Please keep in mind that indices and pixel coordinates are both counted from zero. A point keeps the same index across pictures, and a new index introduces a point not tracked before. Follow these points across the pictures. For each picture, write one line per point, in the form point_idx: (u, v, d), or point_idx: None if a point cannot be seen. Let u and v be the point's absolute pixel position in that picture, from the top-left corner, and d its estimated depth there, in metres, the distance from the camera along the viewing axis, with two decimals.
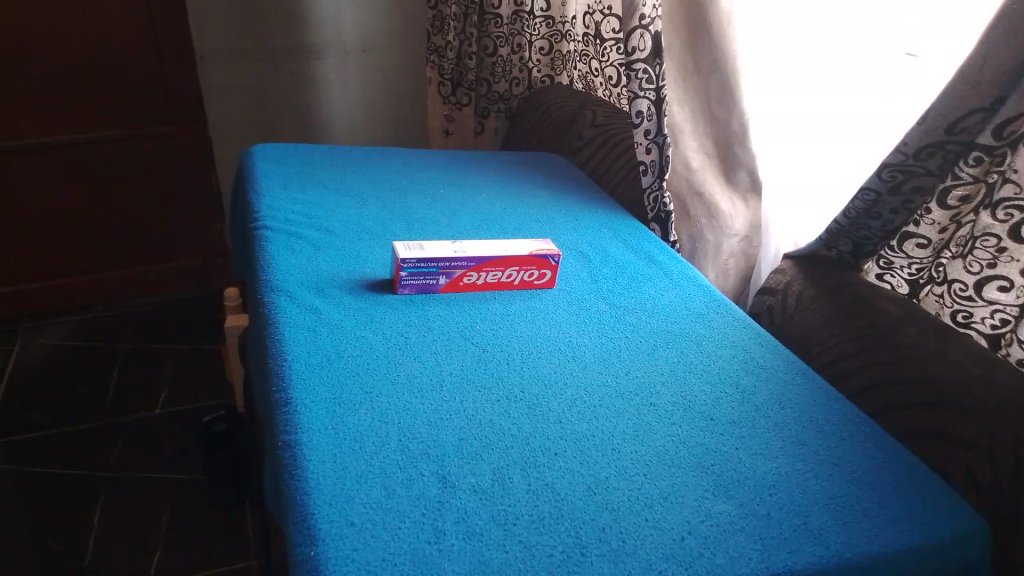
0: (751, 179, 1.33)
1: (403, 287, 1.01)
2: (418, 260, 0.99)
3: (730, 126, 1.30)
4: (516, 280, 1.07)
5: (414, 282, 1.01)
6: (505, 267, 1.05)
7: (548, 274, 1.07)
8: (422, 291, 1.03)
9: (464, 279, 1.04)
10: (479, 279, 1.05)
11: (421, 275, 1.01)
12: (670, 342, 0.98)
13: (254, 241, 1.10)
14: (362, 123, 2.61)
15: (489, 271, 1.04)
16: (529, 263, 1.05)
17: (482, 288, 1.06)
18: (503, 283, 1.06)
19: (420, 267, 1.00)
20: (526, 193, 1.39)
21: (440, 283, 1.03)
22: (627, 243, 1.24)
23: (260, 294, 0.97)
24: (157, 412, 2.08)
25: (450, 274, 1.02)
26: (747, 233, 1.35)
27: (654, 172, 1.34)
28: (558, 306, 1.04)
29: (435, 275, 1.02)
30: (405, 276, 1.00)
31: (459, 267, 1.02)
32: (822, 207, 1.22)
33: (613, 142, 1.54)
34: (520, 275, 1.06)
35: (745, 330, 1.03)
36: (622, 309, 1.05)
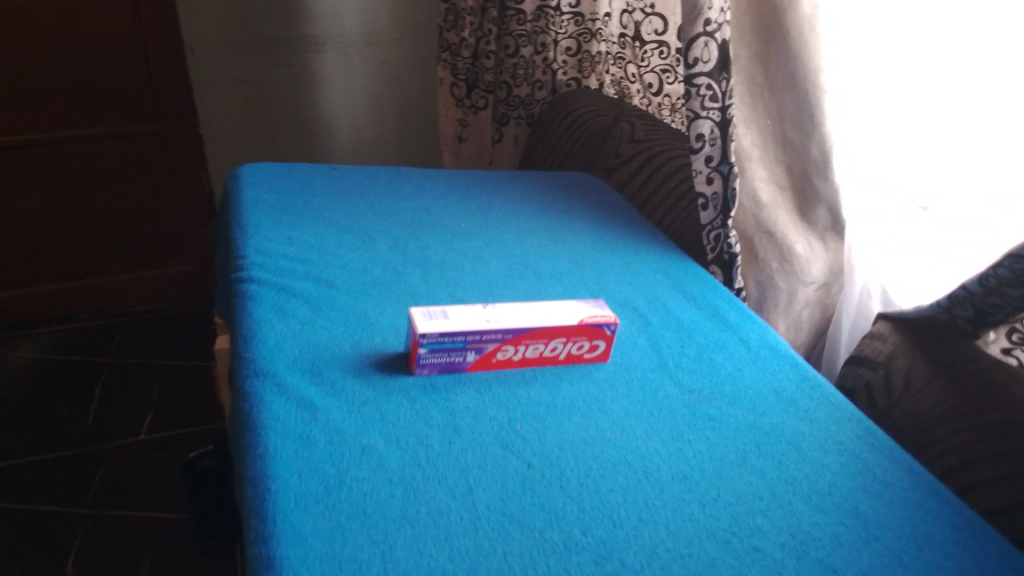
0: (831, 218, 1.12)
1: (421, 367, 0.80)
2: (441, 334, 0.78)
3: (807, 151, 1.09)
4: (562, 353, 0.85)
5: (435, 361, 0.80)
6: (549, 339, 0.83)
7: (602, 345, 0.86)
8: (446, 371, 0.81)
9: (498, 355, 0.82)
10: (518, 354, 0.83)
11: (444, 352, 0.79)
12: (761, 449, 0.78)
13: (236, 299, 0.89)
14: (365, 116, 2.37)
15: (530, 344, 0.83)
16: (579, 333, 0.84)
17: (520, 365, 0.84)
18: (546, 358, 0.85)
19: (443, 343, 0.79)
20: (564, 226, 1.18)
21: (468, 360, 0.81)
22: (689, 296, 1.03)
23: (241, 380, 0.76)
24: (142, 438, 1.79)
25: (480, 350, 0.81)
26: (825, 281, 1.14)
27: (716, 207, 1.12)
28: (617, 389, 0.83)
29: (462, 351, 0.80)
30: (424, 353, 0.78)
31: (492, 341, 0.80)
32: (927, 257, 1.00)
33: (662, 163, 1.32)
34: (568, 347, 0.85)
35: (849, 427, 0.83)
36: (695, 394, 0.84)
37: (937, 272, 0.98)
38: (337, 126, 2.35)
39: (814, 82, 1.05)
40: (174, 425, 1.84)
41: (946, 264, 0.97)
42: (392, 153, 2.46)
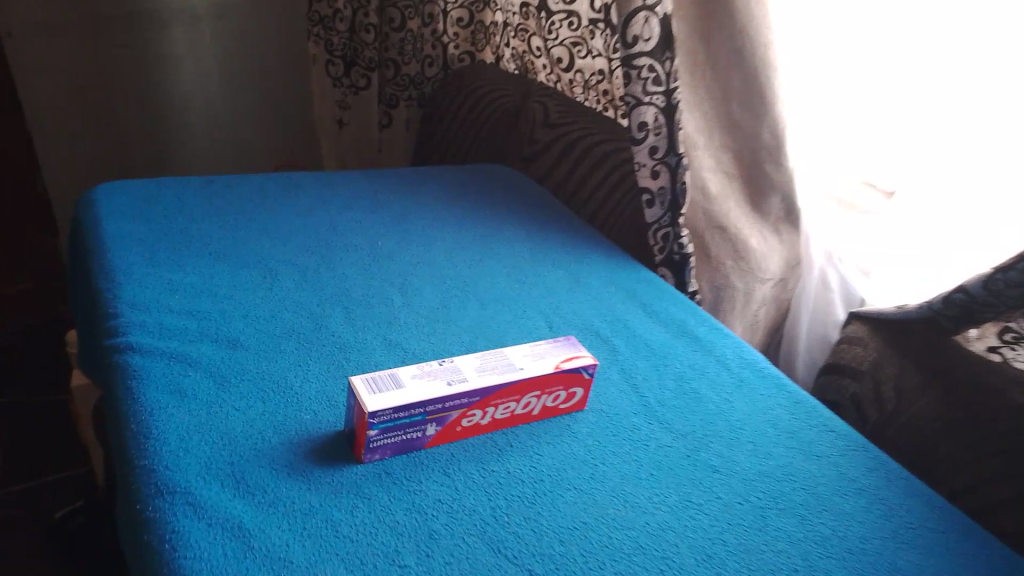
0: (785, 207, 1.04)
1: (372, 451, 0.64)
2: (394, 409, 0.62)
3: (758, 135, 0.99)
4: (537, 407, 0.71)
5: (388, 441, 0.64)
6: (521, 395, 0.69)
7: (580, 392, 0.72)
8: (403, 451, 0.66)
9: (463, 422, 0.67)
10: (486, 418, 0.68)
11: (399, 430, 0.64)
12: (779, 503, 0.67)
13: (115, 380, 0.69)
14: (227, 99, 2.06)
15: (500, 404, 0.68)
16: (555, 383, 0.70)
17: (489, 428, 0.69)
18: (519, 416, 0.70)
19: (398, 419, 0.63)
20: (494, 235, 1.03)
21: (428, 433, 0.66)
22: (650, 310, 0.91)
23: (139, 502, 0.58)
24: (14, 488, 1.44)
25: (442, 420, 0.66)
26: (781, 276, 1.06)
27: (663, 203, 0.99)
28: (604, 446, 0.70)
29: (421, 424, 0.65)
30: (374, 435, 0.63)
31: (456, 408, 0.66)
32: (909, 263, 0.89)
33: (587, 150, 1.17)
34: (543, 400, 0.71)
35: (858, 459, 0.74)
36: (690, 440, 0.72)
37: (919, 277, 0.88)
38: (193, 112, 2.03)
39: (764, 57, 0.94)
40: (26, 479, 1.46)
41: (935, 269, 0.86)
42: (261, 137, 2.17)
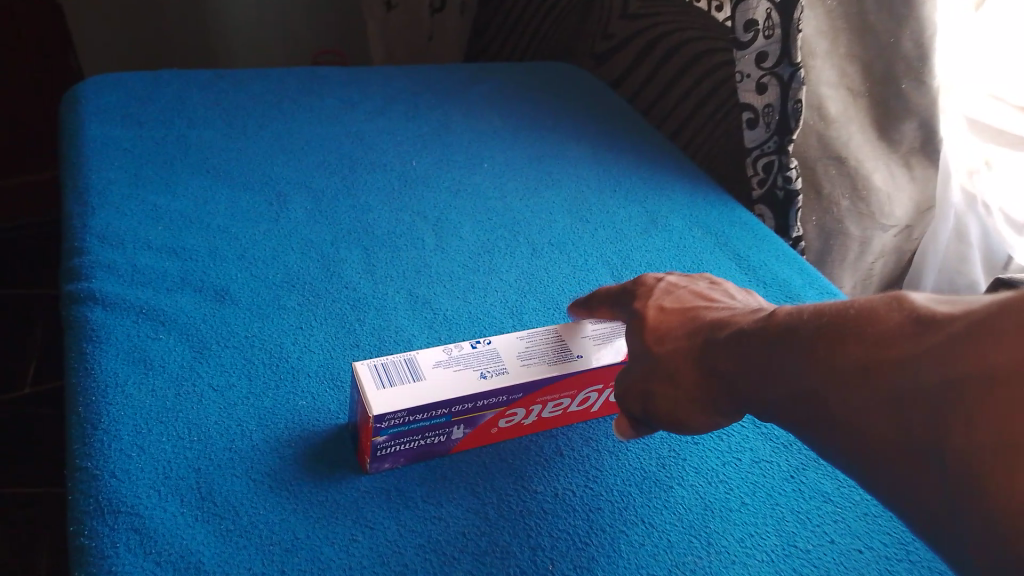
0: (922, 135, 0.83)
1: (380, 459, 0.49)
2: (409, 412, 0.47)
3: (898, 43, 0.78)
4: (597, 402, 0.55)
5: (401, 449, 0.49)
6: (578, 390, 0.52)
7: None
8: (421, 457, 0.51)
9: (501, 422, 0.52)
10: (531, 416, 0.53)
11: (416, 435, 0.49)
12: (914, 548, 0.50)
13: (70, 342, 0.56)
14: None
15: (550, 401, 0.52)
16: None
17: (534, 429, 0.54)
18: (572, 413, 0.54)
19: (414, 423, 0.48)
20: (555, 156, 0.85)
21: (453, 437, 0.51)
22: (744, 263, 0.72)
23: (73, 523, 0.45)
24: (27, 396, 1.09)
25: (473, 421, 0.50)
26: (908, 223, 0.88)
27: (768, 124, 0.78)
28: (682, 458, 0.53)
29: (445, 427, 0.49)
30: (381, 443, 0.48)
31: (491, 407, 0.50)
32: None
33: (672, 50, 0.95)
34: (605, 394, 0.54)
35: None
36: (797, 453, 0.55)
37: None
38: None
39: None
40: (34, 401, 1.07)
41: None
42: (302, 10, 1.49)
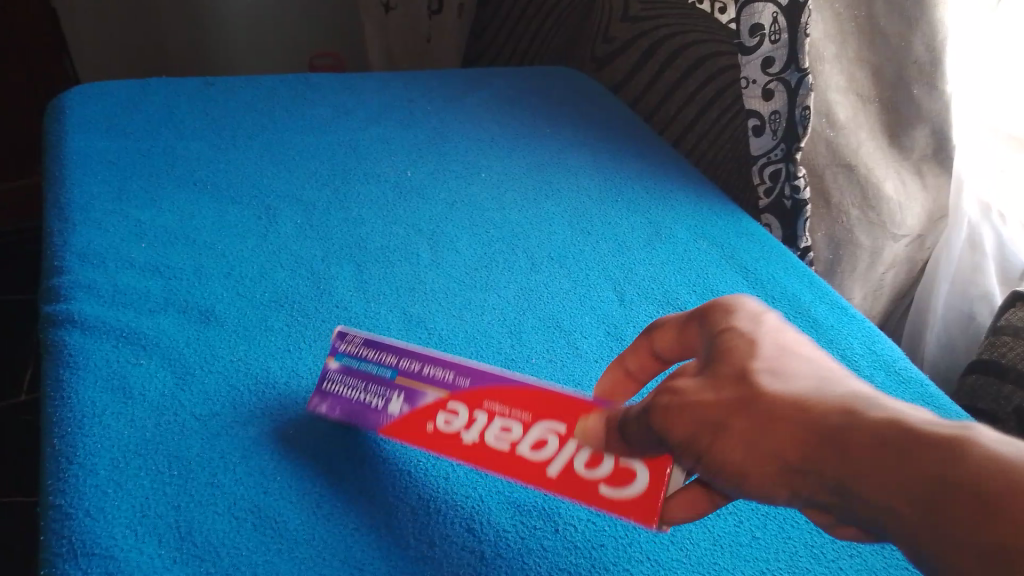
0: (934, 142, 0.80)
1: (322, 399, 0.51)
2: (367, 346, 0.51)
3: (908, 47, 0.75)
4: (563, 461, 0.45)
5: (339, 393, 0.50)
6: (538, 418, 0.45)
7: (639, 481, 0.43)
8: (355, 418, 0.50)
9: (437, 419, 0.47)
10: (475, 430, 0.46)
11: (357, 383, 0.50)
12: None
13: (47, 368, 0.53)
14: None
15: (500, 415, 0.46)
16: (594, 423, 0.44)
17: (479, 457, 0.46)
18: (531, 460, 0.45)
19: (365, 365, 0.50)
20: (555, 164, 0.82)
21: (387, 411, 0.49)
22: (752, 277, 0.69)
23: (44, 565, 0.43)
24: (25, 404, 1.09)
25: (407, 400, 0.48)
26: (920, 233, 0.85)
27: (775, 131, 0.75)
28: None
29: (383, 390, 0.49)
30: (332, 374, 0.51)
31: (430, 385, 0.47)
32: None
33: (675, 53, 0.92)
34: (573, 450, 0.44)
35: None
36: None
37: None
38: None
39: None
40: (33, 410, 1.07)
41: None
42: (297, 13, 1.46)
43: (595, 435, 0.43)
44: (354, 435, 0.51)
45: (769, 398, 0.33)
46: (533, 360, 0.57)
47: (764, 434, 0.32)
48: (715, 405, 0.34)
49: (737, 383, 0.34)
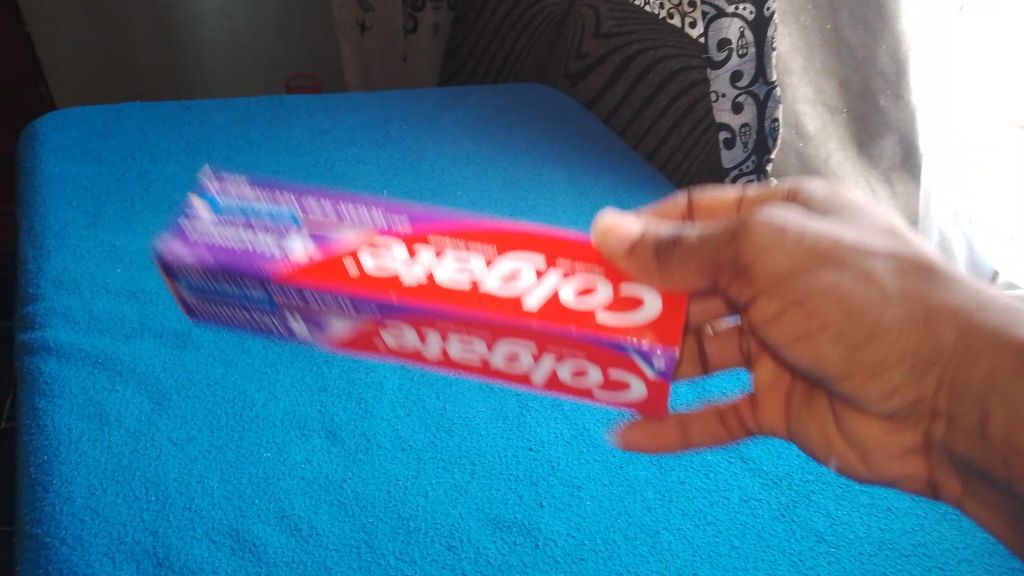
0: (903, 150, 0.81)
1: (185, 242, 0.44)
2: (255, 193, 0.50)
3: (874, 58, 0.76)
4: (548, 294, 0.39)
5: (208, 240, 0.44)
6: (496, 261, 0.41)
7: (655, 311, 0.39)
8: (228, 266, 0.42)
9: (359, 261, 0.41)
10: (421, 270, 0.40)
11: (248, 226, 0.45)
12: None
13: (22, 397, 0.53)
14: None
15: (455, 253, 0.42)
16: (580, 261, 0.42)
17: (416, 290, 0.39)
18: (490, 292, 0.39)
19: (246, 202, 0.49)
20: (530, 180, 0.83)
21: (285, 250, 0.42)
22: None
23: None
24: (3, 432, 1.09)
25: (308, 234, 0.44)
26: None
27: (747, 143, 0.77)
28: (669, 501, 0.51)
29: (284, 230, 0.44)
30: (202, 218, 0.46)
31: (354, 227, 0.45)
32: None
33: (647, 69, 0.93)
34: (557, 287, 0.39)
35: None
36: (787, 488, 0.53)
37: None
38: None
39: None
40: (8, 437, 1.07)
41: None
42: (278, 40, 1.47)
43: (619, 240, 0.41)
44: (332, 455, 0.51)
45: (922, 261, 0.36)
46: None
47: (909, 310, 0.35)
48: (868, 268, 0.36)
49: (888, 243, 0.37)
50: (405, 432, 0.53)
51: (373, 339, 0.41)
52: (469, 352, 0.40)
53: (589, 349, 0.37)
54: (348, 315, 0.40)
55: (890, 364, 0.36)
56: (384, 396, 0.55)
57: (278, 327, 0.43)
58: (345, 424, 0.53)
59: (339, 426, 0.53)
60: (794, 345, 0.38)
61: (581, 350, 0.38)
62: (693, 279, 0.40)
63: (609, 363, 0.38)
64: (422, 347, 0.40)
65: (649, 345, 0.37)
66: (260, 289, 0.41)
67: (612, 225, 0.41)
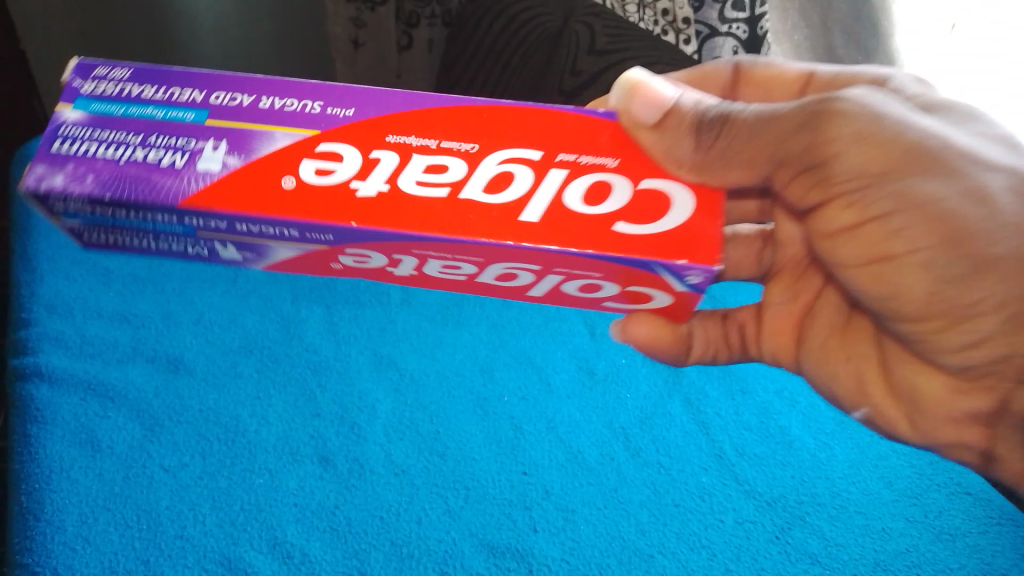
0: None
1: (59, 166, 0.37)
2: (132, 76, 0.41)
3: None
4: (568, 202, 0.36)
5: (93, 154, 0.38)
6: (470, 167, 0.37)
7: (684, 216, 0.36)
8: (118, 187, 0.37)
9: (296, 173, 0.37)
10: (384, 180, 0.37)
11: (142, 132, 0.39)
12: None
13: (15, 423, 0.53)
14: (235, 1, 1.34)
15: (423, 155, 0.38)
16: (586, 154, 0.38)
17: (362, 209, 0.36)
18: (475, 207, 0.36)
19: (121, 93, 0.40)
20: None
21: (195, 171, 0.37)
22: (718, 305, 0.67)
23: None
24: None
25: (221, 137, 0.38)
26: None
27: None
28: (663, 524, 0.51)
29: (188, 133, 0.39)
30: (71, 122, 0.39)
31: (282, 124, 0.39)
32: None
33: None
34: (564, 191, 0.36)
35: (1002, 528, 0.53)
36: (782, 511, 0.52)
37: None
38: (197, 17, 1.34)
39: None
40: None
41: None
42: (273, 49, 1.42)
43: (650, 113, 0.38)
44: (324, 481, 0.51)
45: None
46: (505, 399, 0.57)
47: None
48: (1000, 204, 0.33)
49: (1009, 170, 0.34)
50: (399, 457, 0.53)
51: (324, 260, 0.40)
52: (444, 269, 0.39)
53: (614, 268, 0.36)
54: (290, 238, 0.37)
55: (985, 308, 0.34)
56: (378, 421, 0.55)
57: (199, 257, 0.42)
58: (338, 450, 0.53)
59: (332, 451, 0.52)
60: (863, 257, 0.36)
61: (597, 269, 0.36)
62: (745, 172, 0.37)
63: (634, 282, 0.37)
64: (379, 264, 0.40)
65: (686, 264, 0.34)
66: (178, 221, 0.37)
67: (643, 96, 0.38)
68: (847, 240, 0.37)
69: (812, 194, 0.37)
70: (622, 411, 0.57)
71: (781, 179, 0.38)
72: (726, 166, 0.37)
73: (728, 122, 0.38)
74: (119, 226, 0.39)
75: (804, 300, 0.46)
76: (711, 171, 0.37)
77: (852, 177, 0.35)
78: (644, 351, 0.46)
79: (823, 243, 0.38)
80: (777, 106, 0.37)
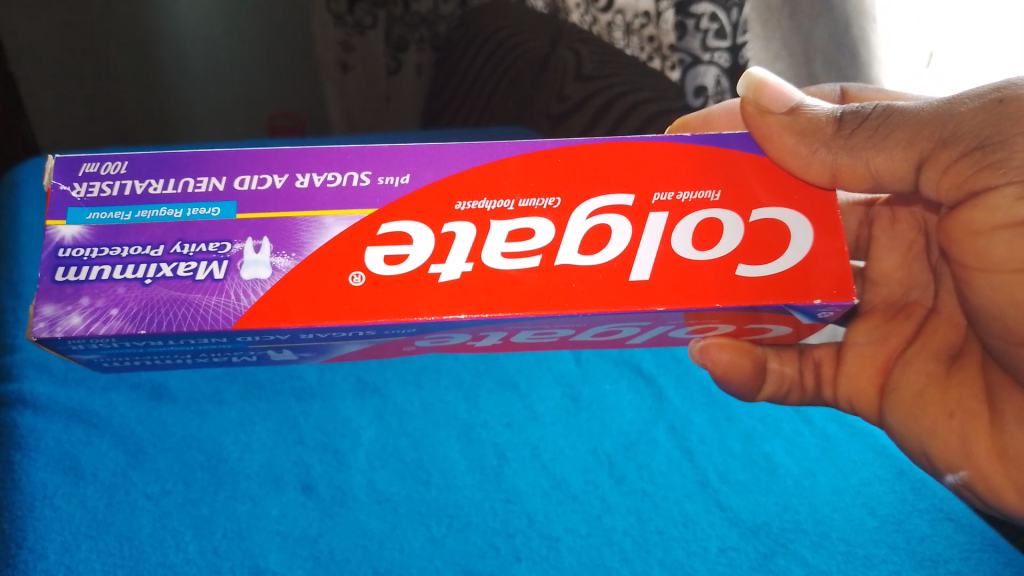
0: None
1: (71, 303, 0.45)
2: (127, 169, 0.48)
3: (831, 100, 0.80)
4: (679, 250, 0.46)
5: (112, 280, 0.45)
6: (556, 225, 0.47)
7: (807, 244, 0.47)
8: (152, 313, 0.45)
9: (353, 273, 0.46)
10: (463, 258, 0.46)
11: (164, 240, 0.46)
12: None
13: None
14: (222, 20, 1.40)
15: (500, 220, 0.47)
16: (685, 190, 0.47)
17: (445, 294, 0.45)
18: (577, 269, 0.46)
19: (113, 199, 0.47)
20: None
21: (240, 280, 0.45)
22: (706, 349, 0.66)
23: None
24: None
25: (260, 234, 0.46)
26: None
27: None
28: (648, 552, 0.51)
29: (223, 234, 0.46)
30: (73, 236, 0.46)
31: (329, 208, 0.47)
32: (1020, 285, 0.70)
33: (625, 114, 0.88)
34: (670, 236, 0.47)
35: (985, 550, 0.53)
36: (765, 538, 0.52)
37: None
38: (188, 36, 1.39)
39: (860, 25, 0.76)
40: None
41: None
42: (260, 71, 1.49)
43: (768, 102, 0.50)
44: (308, 508, 0.51)
45: None
46: (490, 425, 0.57)
47: None
48: None
49: None
50: (383, 485, 0.52)
51: (404, 337, 0.49)
52: (536, 331, 0.49)
53: (729, 311, 0.47)
54: (361, 329, 0.46)
55: None
56: (361, 448, 0.55)
57: (253, 355, 0.52)
58: (321, 477, 0.52)
59: (315, 479, 0.52)
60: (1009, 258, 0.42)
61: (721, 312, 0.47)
62: (893, 156, 0.47)
63: (743, 321, 0.49)
64: (465, 334, 0.49)
65: (823, 301, 0.45)
66: (223, 337, 0.46)
67: (761, 83, 0.51)
68: (996, 242, 0.43)
69: (979, 178, 0.43)
70: (607, 439, 0.57)
71: (932, 168, 0.45)
72: (872, 146, 0.47)
73: (883, 115, 0.47)
74: (150, 347, 0.47)
75: (891, 344, 0.57)
76: (859, 152, 0.47)
77: (1017, 168, 0.41)
78: (721, 379, 0.55)
79: (972, 243, 0.44)
80: (941, 100, 0.45)
